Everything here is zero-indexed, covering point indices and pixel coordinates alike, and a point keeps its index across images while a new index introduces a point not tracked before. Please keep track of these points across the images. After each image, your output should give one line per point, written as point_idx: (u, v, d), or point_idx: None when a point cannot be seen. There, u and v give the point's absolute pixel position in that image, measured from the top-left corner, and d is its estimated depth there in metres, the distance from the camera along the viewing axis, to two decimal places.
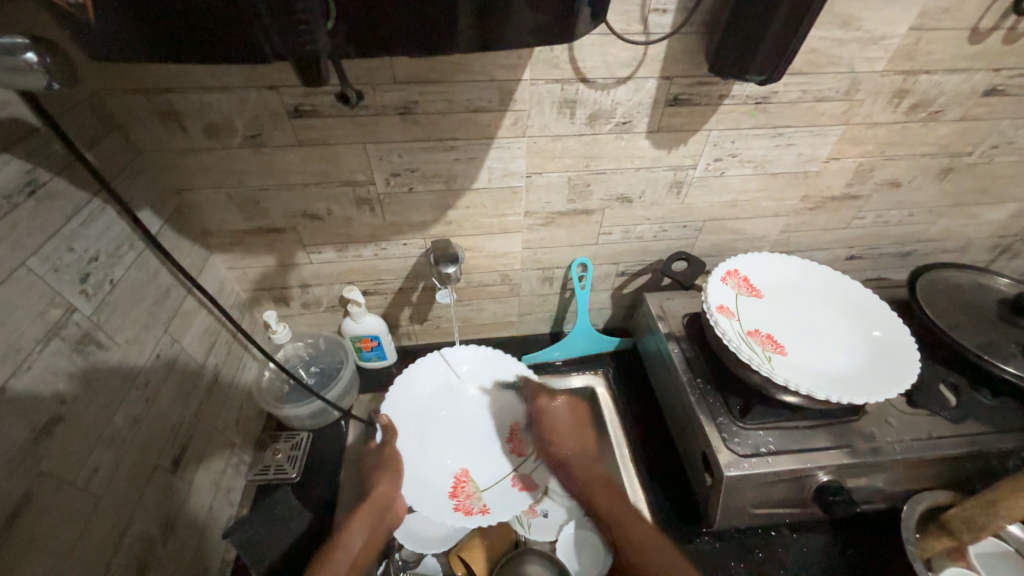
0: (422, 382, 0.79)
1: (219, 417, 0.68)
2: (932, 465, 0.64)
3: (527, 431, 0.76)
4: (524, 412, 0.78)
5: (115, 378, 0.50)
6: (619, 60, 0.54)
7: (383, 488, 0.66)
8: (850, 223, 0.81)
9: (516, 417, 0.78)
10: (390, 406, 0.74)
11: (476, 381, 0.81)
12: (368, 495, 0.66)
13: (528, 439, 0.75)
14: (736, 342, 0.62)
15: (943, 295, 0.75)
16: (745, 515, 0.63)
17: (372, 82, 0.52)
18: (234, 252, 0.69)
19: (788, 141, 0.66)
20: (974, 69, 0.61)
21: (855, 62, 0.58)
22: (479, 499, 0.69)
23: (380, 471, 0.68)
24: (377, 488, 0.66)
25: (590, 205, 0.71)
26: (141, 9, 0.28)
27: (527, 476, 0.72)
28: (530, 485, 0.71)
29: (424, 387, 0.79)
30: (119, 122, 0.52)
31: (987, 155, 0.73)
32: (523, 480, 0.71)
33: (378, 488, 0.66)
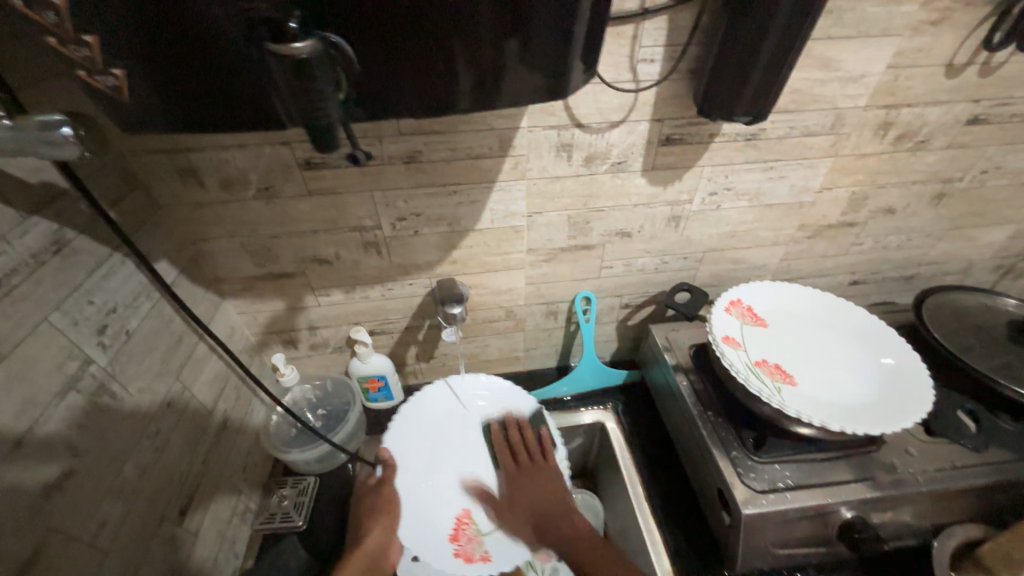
0: (424, 421, 0.78)
1: (227, 464, 0.67)
2: (958, 496, 0.61)
3: (540, 473, 0.74)
4: (536, 452, 0.76)
5: (127, 427, 0.51)
6: (611, 106, 0.57)
7: (374, 539, 0.65)
8: (849, 249, 0.82)
9: (532, 456, 0.75)
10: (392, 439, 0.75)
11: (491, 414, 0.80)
12: (355, 549, 0.63)
13: (542, 482, 0.72)
14: (744, 373, 0.62)
15: (950, 318, 0.75)
16: (768, 555, 0.61)
17: (379, 135, 0.55)
18: (245, 297, 0.71)
19: (780, 173, 0.68)
20: (954, 101, 0.63)
21: (838, 99, 0.60)
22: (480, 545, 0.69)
23: (372, 520, 0.66)
24: (366, 542, 0.64)
25: (590, 241, 0.72)
26: (171, 86, 0.31)
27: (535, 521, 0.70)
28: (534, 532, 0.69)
29: (426, 422, 0.78)
30: (141, 180, 0.55)
31: (978, 180, 0.74)
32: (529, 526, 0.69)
33: (368, 540, 0.64)
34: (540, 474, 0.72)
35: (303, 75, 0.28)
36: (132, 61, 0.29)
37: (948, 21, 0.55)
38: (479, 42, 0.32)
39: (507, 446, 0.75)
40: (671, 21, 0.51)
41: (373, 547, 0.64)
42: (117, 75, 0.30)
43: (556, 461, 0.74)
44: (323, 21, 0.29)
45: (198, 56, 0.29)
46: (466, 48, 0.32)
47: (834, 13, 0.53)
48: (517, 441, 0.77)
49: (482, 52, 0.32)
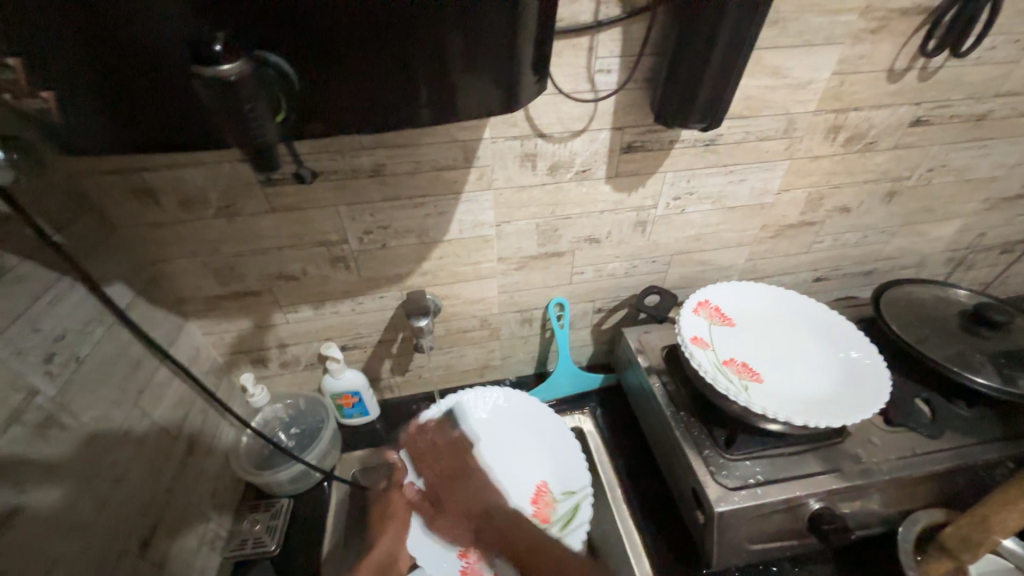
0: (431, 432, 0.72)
1: (193, 490, 0.65)
2: (920, 483, 0.63)
3: (557, 494, 0.66)
4: (555, 470, 0.69)
5: (80, 458, 0.49)
6: (572, 115, 0.58)
7: (387, 542, 0.62)
8: (810, 247, 0.85)
9: (544, 475, 0.68)
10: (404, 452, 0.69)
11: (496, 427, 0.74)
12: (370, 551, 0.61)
13: (556, 504, 0.65)
14: (712, 373, 0.63)
15: (906, 310, 0.78)
16: (743, 552, 0.62)
17: (340, 149, 0.54)
18: (209, 317, 0.69)
19: (740, 177, 0.70)
20: (897, 104, 0.67)
21: (789, 105, 0.63)
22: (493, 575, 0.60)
23: (386, 522, 0.64)
24: (383, 541, 0.62)
25: (560, 248, 0.73)
26: (108, 107, 0.30)
27: None
28: None
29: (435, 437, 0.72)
30: (91, 201, 0.54)
31: (925, 178, 0.78)
32: None
33: (381, 543, 0.62)
34: (457, 455, 0.69)
35: (232, 95, 0.27)
36: (63, 83, 0.29)
37: (886, 30, 0.58)
38: (424, 59, 0.32)
39: (422, 459, 0.68)
40: (625, 33, 0.53)
41: (386, 552, 0.61)
42: (47, 97, 0.29)
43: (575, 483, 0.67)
44: (259, 41, 0.28)
45: (134, 76, 0.29)
46: (411, 64, 0.32)
47: (779, 24, 0.55)
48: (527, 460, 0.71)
49: (429, 67, 0.32)
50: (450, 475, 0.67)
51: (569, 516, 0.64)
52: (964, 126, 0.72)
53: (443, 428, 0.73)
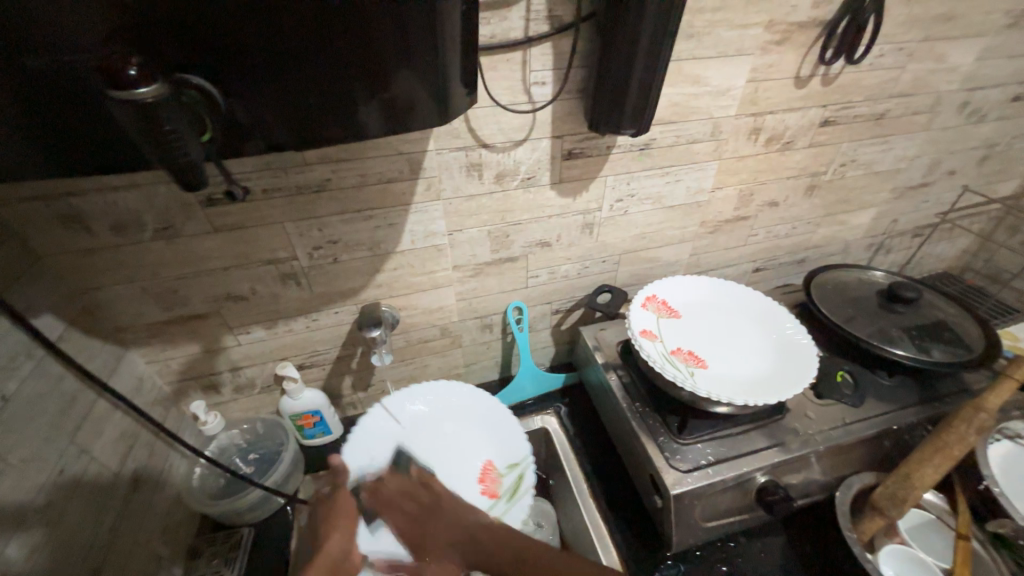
0: (374, 434, 0.72)
1: (141, 528, 0.62)
2: (852, 450, 0.69)
3: (501, 469, 0.70)
4: (497, 449, 0.72)
5: (8, 504, 0.45)
6: (512, 126, 0.60)
7: (338, 542, 0.53)
8: (747, 240, 0.91)
9: (486, 455, 0.72)
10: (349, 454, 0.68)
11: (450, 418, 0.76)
12: (316, 555, 0.51)
13: (502, 479, 0.68)
14: (661, 363, 0.67)
15: (832, 293, 0.85)
16: (700, 530, 0.65)
17: (283, 166, 0.54)
18: (153, 344, 0.66)
19: (676, 177, 0.75)
20: (807, 107, 0.73)
21: (712, 110, 0.68)
22: None
23: (335, 520, 0.55)
24: (331, 543, 0.52)
25: (513, 253, 0.75)
26: (24, 133, 0.30)
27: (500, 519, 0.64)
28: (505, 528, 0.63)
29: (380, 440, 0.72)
30: (13, 229, 0.51)
31: (839, 172, 0.86)
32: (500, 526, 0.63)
33: (330, 545, 0.52)
34: (427, 507, 0.57)
35: (150, 119, 0.28)
36: None
37: (790, 41, 0.65)
38: (357, 66, 0.33)
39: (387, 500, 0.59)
40: (556, 47, 0.56)
41: (337, 552, 0.52)
42: None
43: (518, 456, 0.71)
44: (178, 64, 0.29)
45: (49, 101, 0.29)
46: (346, 71, 0.33)
47: (695, 38, 0.60)
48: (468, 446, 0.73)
49: (363, 76, 0.33)
50: (426, 506, 0.57)
51: (516, 487, 0.68)
52: (866, 125, 0.80)
53: (385, 428, 0.73)
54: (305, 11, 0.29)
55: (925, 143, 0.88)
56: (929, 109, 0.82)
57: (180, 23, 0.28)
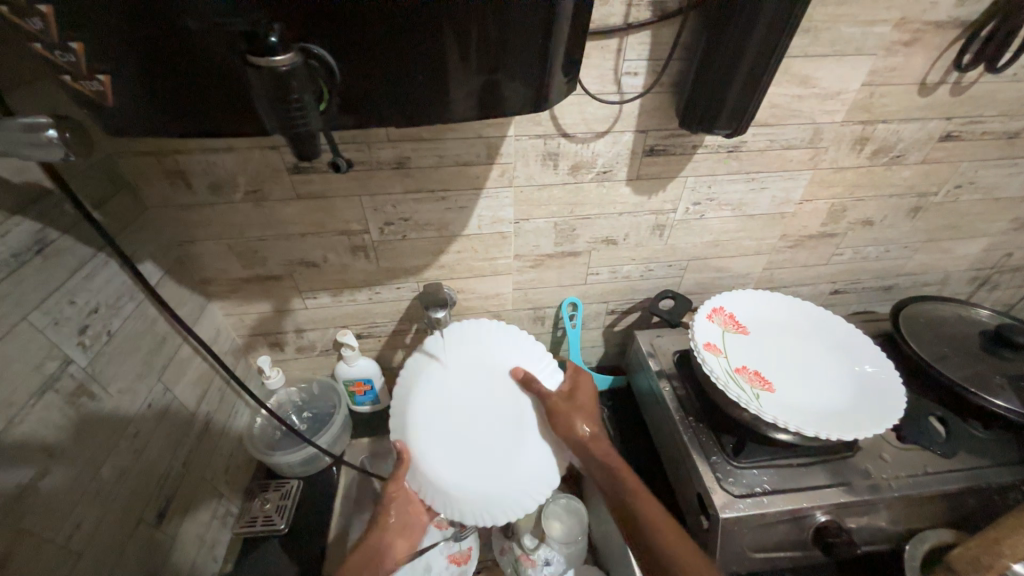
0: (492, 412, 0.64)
1: (208, 467, 0.67)
2: (930, 502, 0.63)
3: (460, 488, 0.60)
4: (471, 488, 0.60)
5: (104, 429, 0.50)
6: (596, 117, 0.58)
7: (378, 536, 0.60)
8: (830, 259, 0.84)
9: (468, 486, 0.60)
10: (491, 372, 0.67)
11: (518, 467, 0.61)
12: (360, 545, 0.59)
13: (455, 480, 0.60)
14: (724, 380, 0.63)
15: (925, 328, 0.77)
16: (745, 560, 0.62)
17: (367, 141, 0.56)
18: (232, 299, 0.71)
19: (762, 185, 0.70)
20: (927, 118, 0.65)
21: (816, 114, 0.62)
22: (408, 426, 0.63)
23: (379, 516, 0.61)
24: (373, 537, 0.60)
25: (576, 248, 0.73)
26: (158, 90, 0.31)
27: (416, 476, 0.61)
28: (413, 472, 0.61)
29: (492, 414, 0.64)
30: (127, 181, 0.55)
31: (952, 194, 0.77)
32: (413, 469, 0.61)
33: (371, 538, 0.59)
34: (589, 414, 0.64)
35: (281, 84, 0.28)
36: (115, 65, 0.30)
37: (920, 42, 0.58)
38: (458, 37, 0.31)
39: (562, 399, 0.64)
40: (654, 36, 0.53)
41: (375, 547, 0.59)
42: (102, 79, 0.31)
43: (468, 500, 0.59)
44: (305, 33, 0.29)
45: (185, 60, 0.30)
46: (448, 43, 0.32)
47: (810, 33, 0.55)
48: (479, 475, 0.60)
49: (462, 48, 0.32)
50: (567, 399, 0.64)
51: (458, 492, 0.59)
52: (995, 144, 0.71)
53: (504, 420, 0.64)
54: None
55: None
56: None
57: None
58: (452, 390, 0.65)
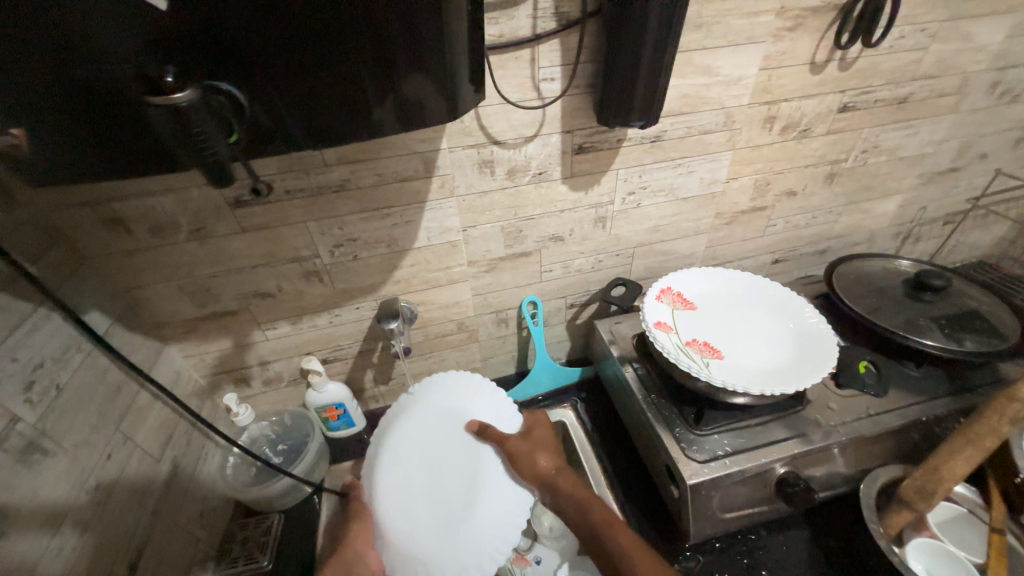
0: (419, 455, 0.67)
1: (181, 512, 0.66)
2: (877, 441, 0.68)
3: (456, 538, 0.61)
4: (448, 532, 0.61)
5: (60, 485, 0.49)
6: (522, 122, 0.62)
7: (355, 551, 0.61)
8: (765, 231, 0.90)
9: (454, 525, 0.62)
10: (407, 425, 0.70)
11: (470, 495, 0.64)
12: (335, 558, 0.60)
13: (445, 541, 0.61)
14: (675, 353, 0.67)
15: (856, 283, 0.83)
16: (718, 522, 0.65)
17: (305, 168, 0.57)
18: (189, 340, 0.70)
19: (688, 169, 0.75)
20: (823, 93, 0.72)
21: (724, 100, 0.68)
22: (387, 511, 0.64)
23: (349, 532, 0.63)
24: (348, 550, 0.61)
25: (526, 248, 0.76)
26: (75, 138, 0.33)
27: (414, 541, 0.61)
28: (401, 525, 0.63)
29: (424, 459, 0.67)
30: (64, 234, 0.55)
31: (861, 159, 0.84)
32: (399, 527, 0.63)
33: (347, 551, 0.61)
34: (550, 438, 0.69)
35: (183, 120, 0.31)
36: (30, 121, 0.31)
37: (802, 27, 0.64)
38: (368, 65, 0.35)
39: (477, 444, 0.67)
40: (563, 43, 0.57)
41: (353, 559, 0.60)
42: (17, 133, 0.32)
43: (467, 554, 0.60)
44: (210, 72, 0.32)
45: (98, 111, 0.32)
46: (355, 66, 0.34)
47: (704, 28, 0.60)
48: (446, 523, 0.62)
49: (369, 70, 0.35)
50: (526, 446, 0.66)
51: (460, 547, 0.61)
52: (888, 110, 0.78)
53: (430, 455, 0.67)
54: (310, 13, 0.31)
55: (953, 127, 0.85)
56: (956, 91, 0.80)
57: (213, 40, 0.31)
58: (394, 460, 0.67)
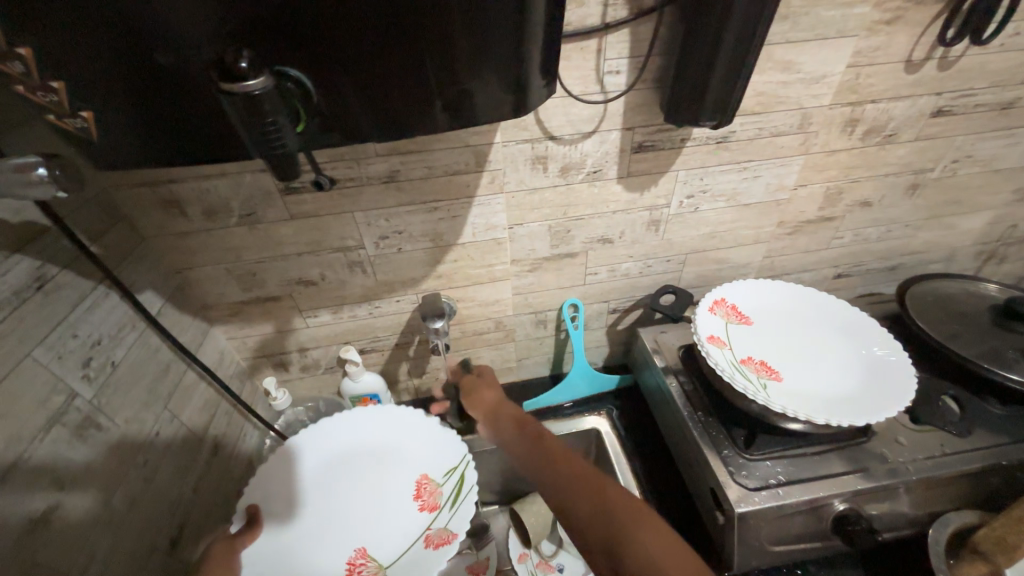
0: (311, 485, 0.63)
1: (219, 491, 0.67)
2: (950, 482, 0.61)
3: (438, 480, 0.63)
4: (419, 472, 0.64)
5: (111, 459, 0.50)
6: (582, 117, 0.58)
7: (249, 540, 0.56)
8: (830, 243, 0.83)
9: (420, 471, 0.64)
10: (272, 487, 0.61)
11: (376, 461, 0.66)
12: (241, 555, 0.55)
13: (440, 490, 0.62)
14: (730, 372, 0.62)
15: (933, 306, 0.75)
16: (765, 554, 0.60)
17: (356, 157, 0.56)
18: (234, 322, 0.71)
19: (755, 173, 0.69)
20: (917, 95, 0.65)
21: (803, 99, 0.62)
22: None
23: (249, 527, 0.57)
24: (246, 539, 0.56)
25: (573, 249, 0.73)
26: (142, 124, 0.32)
27: (443, 531, 0.58)
28: (446, 538, 0.57)
29: (325, 480, 0.64)
30: (123, 213, 0.56)
31: (950, 169, 0.76)
32: (438, 537, 0.57)
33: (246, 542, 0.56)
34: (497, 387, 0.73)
35: (255, 108, 0.29)
36: (100, 103, 0.31)
37: (902, 20, 0.57)
38: (437, 52, 0.32)
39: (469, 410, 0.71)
40: (633, 34, 0.53)
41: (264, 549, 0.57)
42: (86, 115, 0.31)
43: (453, 459, 0.64)
44: (281, 57, 0.30)
45: (167, 95, 0.31)
46: (424, 53, 0.32)
47: (790, 19, 0.55)
48: (399, 491, 0.63)
49: (439, 58, 0.32)
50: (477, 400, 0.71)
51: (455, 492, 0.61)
52: (989, 116, 0.70)
53: (321, 477, 0.64)
54: None
55: None
56: None
57: (289, 25, 0.29)
58: (316, 517, 0.60)
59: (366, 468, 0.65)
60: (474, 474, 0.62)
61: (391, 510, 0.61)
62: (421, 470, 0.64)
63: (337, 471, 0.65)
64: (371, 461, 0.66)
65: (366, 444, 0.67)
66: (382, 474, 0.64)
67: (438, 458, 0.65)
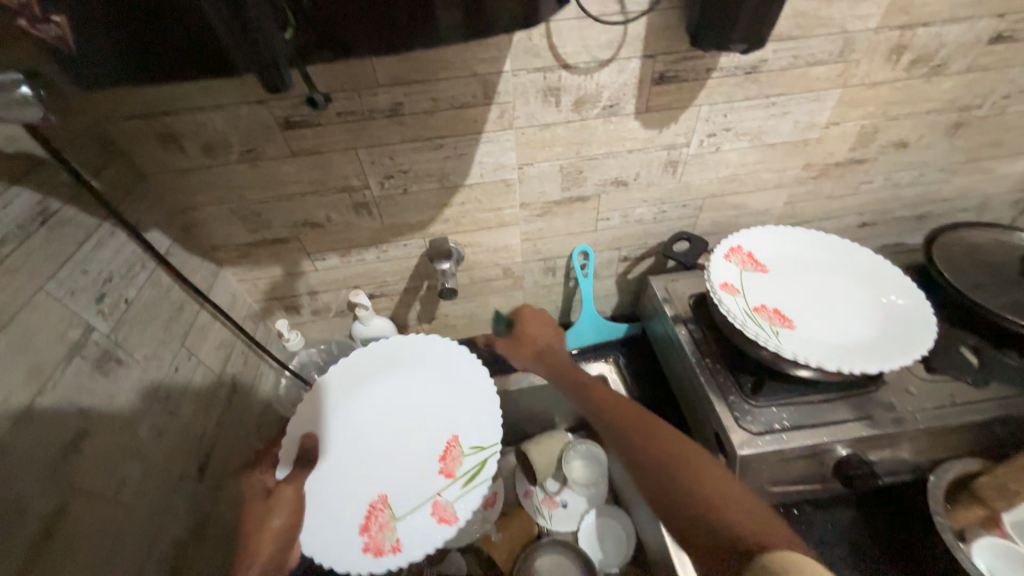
0: (342, 425, 0.64)
1: (241, 425, 0.71)
2: (958, 431, 0.61)
3: (466, 447, 0.60)
4: (447, 433, 0.62)
5: (133, 390, 0.52)
6: (599, 43, 0.54)
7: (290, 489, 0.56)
8: (857, 188, 0.79)
9: (449, 432, 0.62)
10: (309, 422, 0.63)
11: (408, 409, 0.65)
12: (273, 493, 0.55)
13: (462, 459, 0.59)
14: (742, 319, 0.61)
15: (961, 256, 0.72)
16: (763, 492, 0.63)
17: (356, 87, 0.53)
18: (243, 265, 0.72)
19: (784, 109, 0.64)
20: (976, 17, 0.58)
21: (846, 21, 0.56)
22: (393, 531, 0.55)
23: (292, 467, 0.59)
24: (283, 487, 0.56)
25: (585, 192, 0.70)
26: (122, 34, 0.30)
27: (450, 505, 0.56)
28: (450, 516, 0.55)
29: (359, 420, 0.64)
30: (120, 146, 0.55)
31: (999, 106, 0.70)
32: (444, 510, 0.55)
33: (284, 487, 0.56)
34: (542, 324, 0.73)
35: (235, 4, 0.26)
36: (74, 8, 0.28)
37: None
38: None
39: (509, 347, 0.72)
40: None
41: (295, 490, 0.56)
42: (60, 21, 0.29)
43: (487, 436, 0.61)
44: None
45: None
46: None
47: None
48: (423, 445, 0.62)
49: None
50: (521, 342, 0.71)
51: (478, 470, 0.58)
52: None
53: (354, 418, 0.64)
54: None
55: None
56: None
57: None
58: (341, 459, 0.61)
59: (398, 415, 0.65)
60: (496, 464, 0.58)
61: (411, 464, 0.60)
62: (451, 431, 0.62)
63: (371, 414, 0.65)
64: (406, 408, 0.65)
65: (401, 388, 0.67)
66: (411, 426, 0.63)
67: (473, 421, 0.63)
